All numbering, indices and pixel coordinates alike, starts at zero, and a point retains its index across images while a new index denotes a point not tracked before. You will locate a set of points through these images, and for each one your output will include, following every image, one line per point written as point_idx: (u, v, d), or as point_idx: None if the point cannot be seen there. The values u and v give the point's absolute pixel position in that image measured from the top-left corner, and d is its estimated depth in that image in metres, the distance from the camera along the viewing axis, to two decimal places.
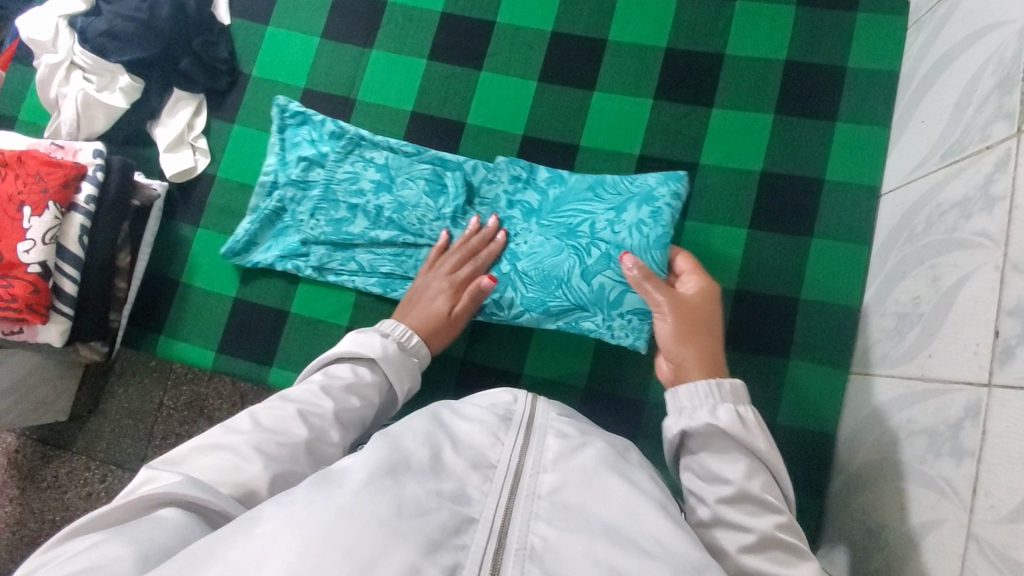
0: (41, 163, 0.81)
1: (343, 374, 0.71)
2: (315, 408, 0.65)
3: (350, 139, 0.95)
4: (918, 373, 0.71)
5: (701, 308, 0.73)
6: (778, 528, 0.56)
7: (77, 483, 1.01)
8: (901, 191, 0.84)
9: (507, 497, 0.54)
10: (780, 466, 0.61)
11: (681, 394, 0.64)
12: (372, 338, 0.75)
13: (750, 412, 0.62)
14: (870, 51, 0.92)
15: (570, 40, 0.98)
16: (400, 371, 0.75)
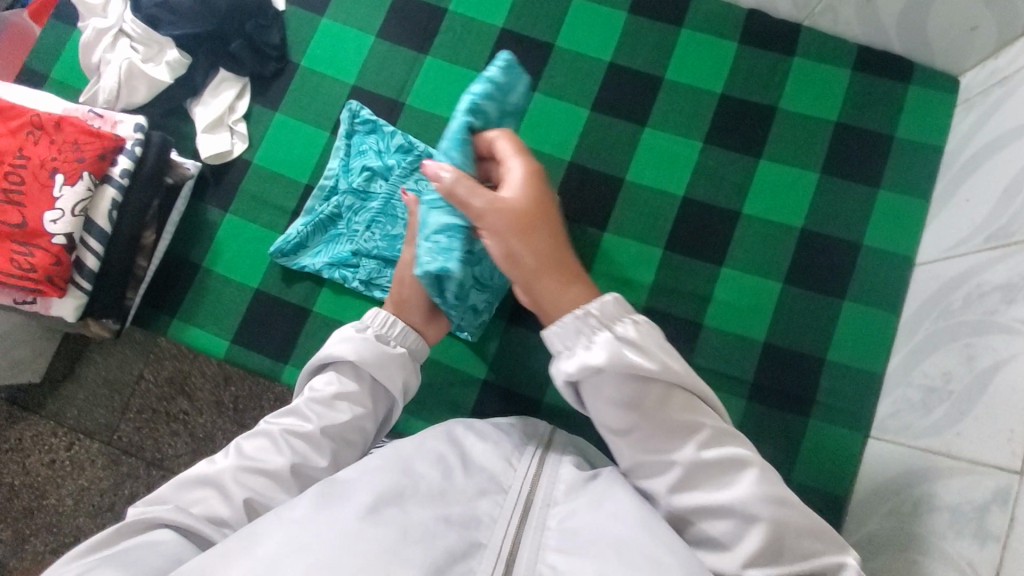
0: (80, 131, 0.78)
1: (326, 385, 0.71)
2: (301, 428, 0.68)
3: (418, 154, 0.93)
4: (942, 449, 0.72)
5: (531, 205, 0.57)
6: (702, 446, 0.55)
7: (40, 449, 0.97)
8: (937, 265, 0.85)
9: (516, 525, 0.58)
10: (687, 374, 0.56)
11: (552, 337, 0.56)
12: (348, 340, 0.71)
13: (634, 330, 0.55)
14: (919, 123, 0.93)
15: (627, 73, 0.98)
16: (387, 368, 0.71)
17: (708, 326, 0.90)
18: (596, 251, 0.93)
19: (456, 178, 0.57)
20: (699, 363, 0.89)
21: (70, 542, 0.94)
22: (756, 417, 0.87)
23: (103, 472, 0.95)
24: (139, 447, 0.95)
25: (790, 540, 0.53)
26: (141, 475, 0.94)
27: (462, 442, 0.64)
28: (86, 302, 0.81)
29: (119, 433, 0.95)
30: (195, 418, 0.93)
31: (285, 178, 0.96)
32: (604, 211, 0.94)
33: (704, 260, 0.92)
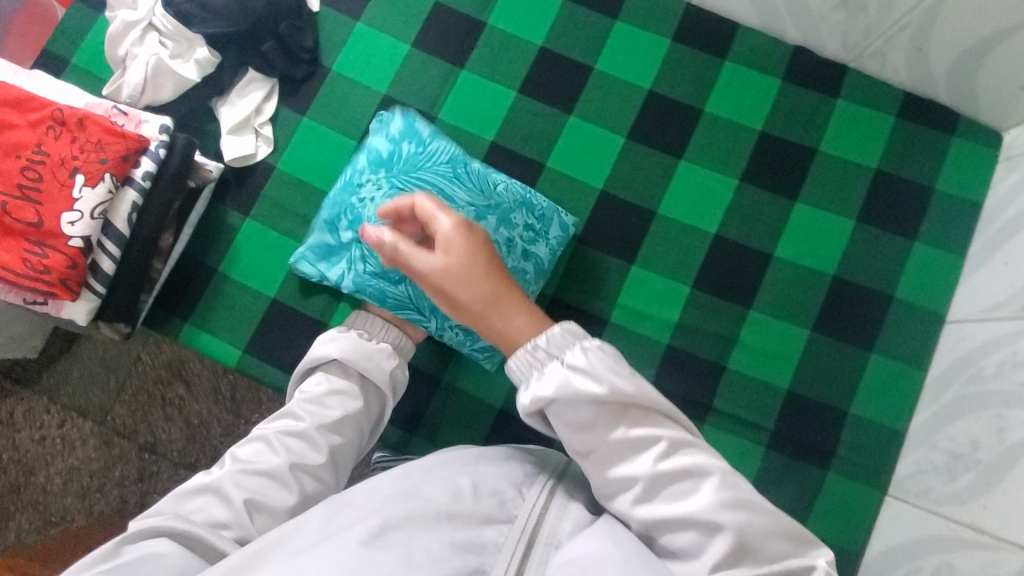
0: (103, 130, 0.75)
1: (317, 387, 0.76)
2: (295, 427, 0.72)
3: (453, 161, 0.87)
4: (966, 519, 0.70)
5: (475, 265, 0.54)
6: (661, 460, 0.51)
7: (32, 424, 0.96)
8: (969, 326, 0.83)
9: (518, 560, 0.55)
10: (644, 389, 0.52)
11: (514, 374, 0.53)
12: (332, 339, 0.78)
13: (585, 355, 0.52)
14: (958, 177, 0.92)
15: (666, 102, 0.96)
16: (373, 362, 0.76)
17: (731, 369, 0.88)
18: (623, 284, 0.91)
19: (392, 241, 0.55)
20: (719, 407, 0.87)
21: (55, 521, 0.95)
22: (773, 465, 0.86)
23: (94, 453, 0.95)
24: (132, 431, 0.95)
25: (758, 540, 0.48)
26: (132, 457, 0.94)
27: (477, 466, 0.61)
28: (98, 305, 0.79)
29: (113, 414, 0.94)
30: (190, 406, 0.93)
31: (308, 185, 0.93)
32: (634, 243, 0.92)
33: (733, 301, 0.90)
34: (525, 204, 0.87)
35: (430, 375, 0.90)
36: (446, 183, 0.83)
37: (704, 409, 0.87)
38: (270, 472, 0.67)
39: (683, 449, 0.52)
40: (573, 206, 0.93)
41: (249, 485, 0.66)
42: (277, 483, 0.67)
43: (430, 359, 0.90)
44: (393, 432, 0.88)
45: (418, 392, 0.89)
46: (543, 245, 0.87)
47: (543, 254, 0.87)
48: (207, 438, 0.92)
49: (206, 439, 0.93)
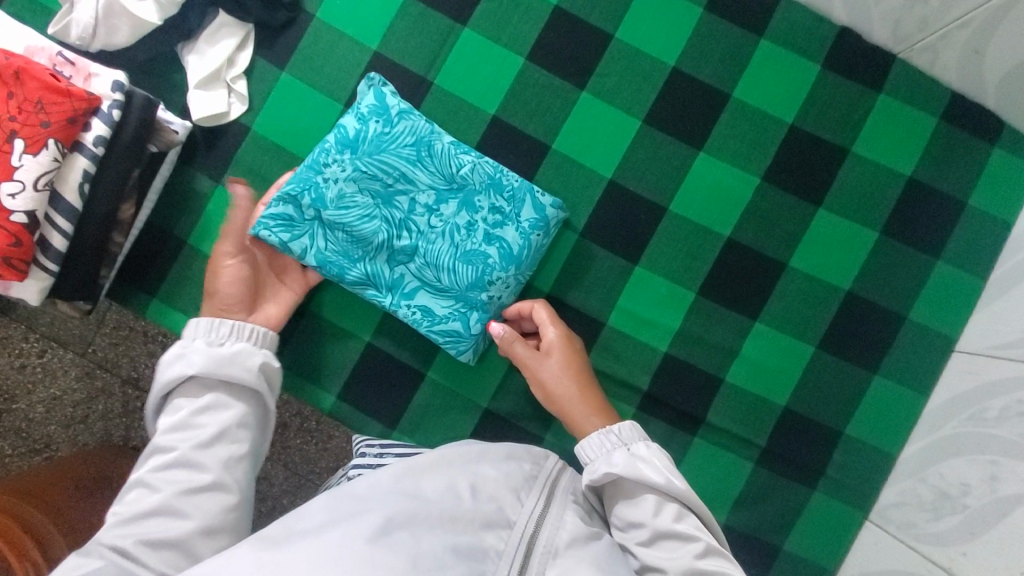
0: (44, 86, 0.65)
1: (180, 408, 0.62)
2: (165, 459, 0.59)
3: (421, 141, 0.80)
4: (944, 563, 0.70)
5: (573, 369, 0.77)
6: (698, 558, 0.60)
7: (6, 354, 0.86)
8: (979, 360, 0.79)
9: (516, 568, 0.56)
10: (688, 493, 0.64)
11: (585, 446, 0.69)
12: (190, 350, 0.64)
13: (645, 450, 0.67)
14: (995, 194, 0.85)
15: (690, 84, 0.86)
16: (237, 365, 0.64)
17: (729, 383, 0.85)
18: (625, 285, 0.85)
19: (510, 337, 0.77)
20: (712, 421, 0.85)
21: (39, 449, 0.86)
22: (762, 482, 0.85)
23: (76, 384, 0.86)
24: (112, 363, 0.86)
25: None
26: (114, 391, 0.86)
27: (474, 466, 0.60)
28: (51, 283, 0.71)
29: (94, 347, 0.85)
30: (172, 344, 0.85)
31: (287, 152, 0.83)
32: (640, 242, 0.85)
33: (739, 311, 0.85)
34: (493, 185, 0.80)
35: (414, 369, 0.85)
36: (408, 165, 0.79)
37: (696, 421, 0.85)
38: (153, 513, 0.56)
39: (717, 555, 0.61)
40: (578, 196, 0.85)
41: (138, 532, 0.55)
42: (167, 523, 0.56)
43: (414, 352, 0.85)
44: (374, 426, 0.84)
45: (401, 386, 0.85)
46: (511, 228, 0.79)
47: (510, 239, 0.78)
48: None
49: None
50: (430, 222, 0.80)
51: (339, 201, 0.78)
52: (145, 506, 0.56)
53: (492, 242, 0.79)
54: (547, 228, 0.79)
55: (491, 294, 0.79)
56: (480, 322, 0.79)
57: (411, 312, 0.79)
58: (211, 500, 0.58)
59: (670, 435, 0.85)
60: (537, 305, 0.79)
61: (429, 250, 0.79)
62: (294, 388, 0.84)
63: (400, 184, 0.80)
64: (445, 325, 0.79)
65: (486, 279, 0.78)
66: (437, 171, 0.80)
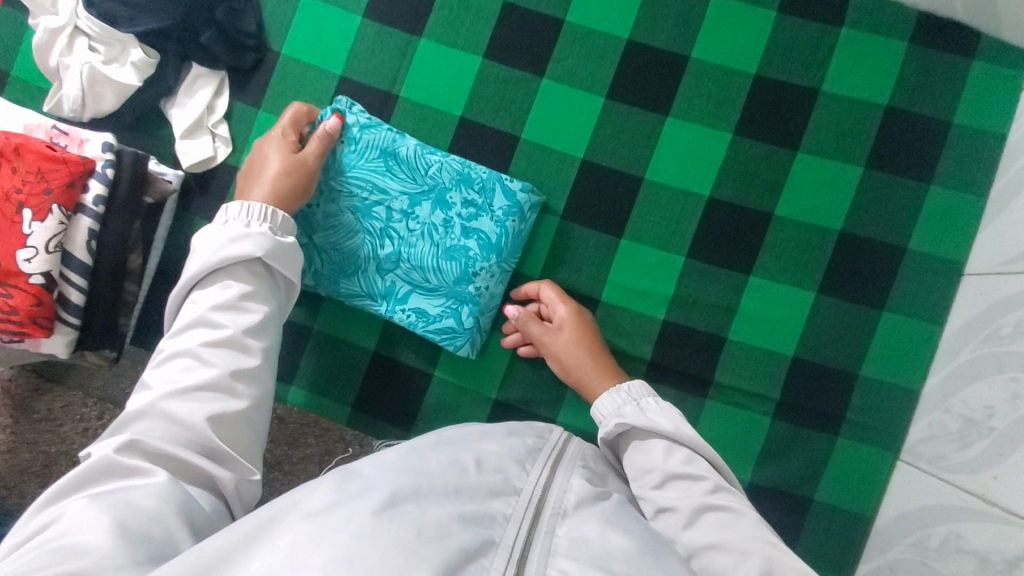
0: (41, 157, 0.72)
1: (225, 293, 0.66)
2: (218, 337, 0.64)
3: (387, 152, 0.83)
4: (976, 489, 0.67)
5: (587, 337, 0.82)
6: (710, 496, 0.64)
7: (72, 419, 0.93)
8: (988, 280, 0.77)
9: (526, 530, 0.56)
10: (697, 440, 0.69)
11: (602, 405, 0.76)
12: (243, 233, 0.68)
13: (654, 404, 0.73)
14: (980, 108, 0.82)
15: (648, 53, 0.86)
16: (285, 260, 0.70)
17: (732, 340, 0.84)
18: (612, 258, 0.86)
19: (524, 318, 0.83)
20: (721, 381, 0.84)
21: None
22: (784, 436, 0.83)
23: None
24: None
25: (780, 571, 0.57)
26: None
27: (477, 445, 0.62)
28: (77, 335, 0.77)
29: None
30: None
31: None
32: (622, 214, 0.86)
33: (731, 268, 0.85)
34: (462, 180, 0.82)
35: (421, 370, 0.87)
36: (379, 177, 0.83)
37: (705, 383, 0.85)
38: (209, 385, 0.61)
39: (728, 495, 0.65)
40: (554, 180, 0.87)
41: (198, 403, 0.60)
42: (221, 395, 0.61)
43: (419, 354, 0.88)
44: (392, 431, 0.87)
45: (412, 389, 0.87)
46: (486, 218, 0.81)
47: (487, 229, 0.81)
48: None
49: None
50: (409, 226, 0.82)
51: (326, 222, 0.83)
52: (201, 379, 0.61)
53: (471, 235, 0.82)
54: (522, 213, 0.81)
55: (478, 285, 0.81)
56: (472, 316, 0.82)
57: (407, 315, 0.82)
58: (257, 382, 0.64)
59: (681, 400, 0.85)
60: (543, 285, 0.85)
61: (410, 252, 0.82)
62: (314, 405, 0.88)
63: (374, 196, 0.83)
64: (439, 322, 0.82)
65: (471, 272, 0.81)
66: (408, 177, 0.83)
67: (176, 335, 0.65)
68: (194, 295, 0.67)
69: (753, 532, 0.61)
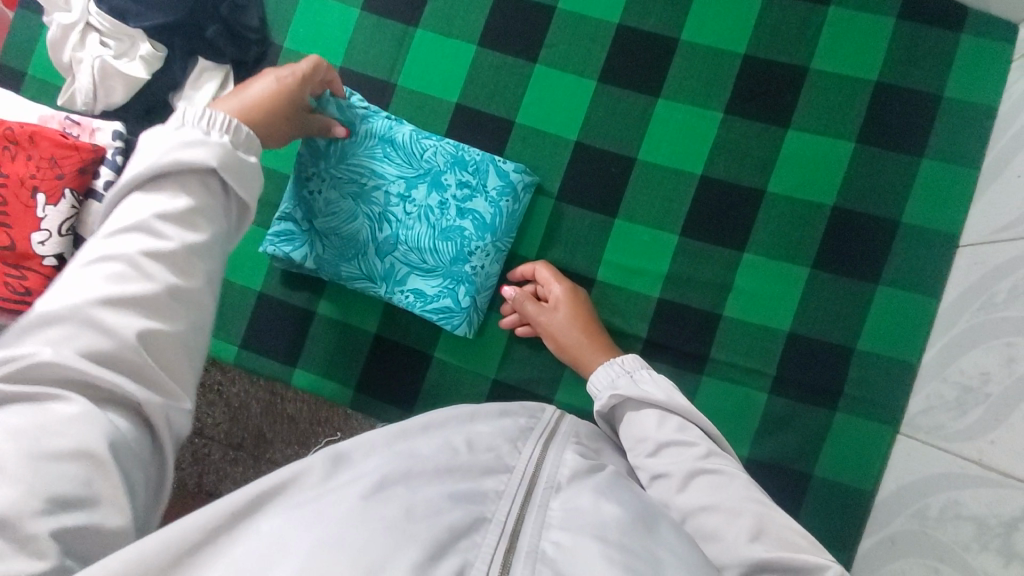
0: (55, 144, 0.75)
1: (171, 201, 0.56)
2: (157, 249, 0.54)
3: (383, 138, 0.86)
4: (974, 456, 0.67)
5: (582, 315, 0.83)
6: (703, 460, 0.65)
7: None
8: (983, 249, 0.77)
9: (522, 500, 0.56)
10: (689, 409, 0.70)
11: (599, 376, 0.77)
12: (200, 142, 0.57)
13: (648, 377, 0.74)
14: (970, 81, 0.83)
15: (638, 37, 0.88)
16: (246, 180, 0.59)
17: (727, 316, 0.85)
18: (606, 238, 0.87)
19: (520, 298, 0.85)
20: (717, 356, 0.85)
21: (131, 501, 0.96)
22: (782, 411, 0.84)
23: None
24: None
25: (773, 526, 0.58)
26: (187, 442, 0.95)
27: (470, 424, 0.63)
28: None
29: None
30: (227, 389, 0.92)
31: (277, 173, 0.91)
32: (616, 195, 0.87)
33: (724, 244, 0.85)
34: (456, 163, 0.85)
35: (420, 351, 0.89)
36: (375, 162, 0.85)
37: (701, 359, 0.85)
38: (142, 305, 0.52)
39: (721, 460, 0.65)
40: (549, 162, 0.89)
41: (129, 317, 0.52)
42: (155, 314, 0.53)
43: (419, 336, 0.89)
44: (393, 412, 0.89)
45: (411, 371, 0.89)
46: (480, 199, 0.84)
47: (481, 209, 0.84)
48: (250, 418, 0.92)
49: (249, 419, 0.92)
50: (405, 210, 0.85)
51: (325, 208, 0.85)
52: (134, 291, 0.52)
53: (465, 216, 0.84)
54: (515, 193, 0.84)
55: (474, 265, 0.84)
56: (469, 295, 0.84)
57: (406, 297, 0.85)
58: (196, 305, 0.56)
59: (677, 377, 0.85)
60: (538, 266, 0.87)
61: (406, 234, 0.84)
62: (318, 387, 0.90)
63: (372, 181, 0.85)
64: (438, 303, 0.84)
65: (466, 251, 0.84)
66: (404, 162, 0.85)
67: (105, 235, 0.55)
68: (134, 193, 0.57)
69: (746, 497, 0.61)
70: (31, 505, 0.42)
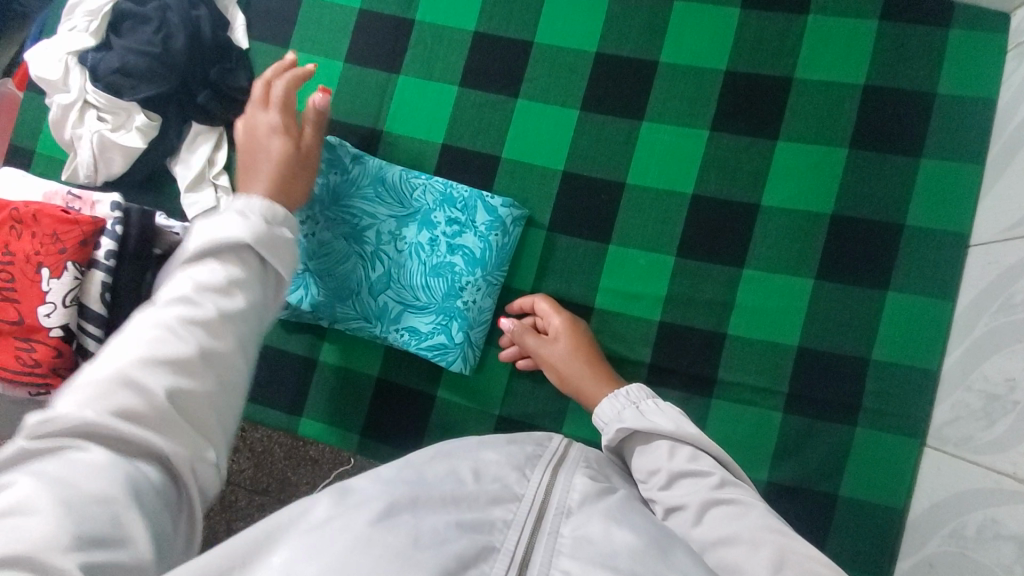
0: (56, 221, 0.78)
1: (210, 272, 0.54)
2: (188, 315, 0.51)
3: (374, 179, 0.87)
4: (1008, 469, 0.62)
5: (583, 347, 0.82)
6: (719, 489, 0.62)
7: None
8: (995, 248, 0.74)
9: (530, 534, 0.51)
10: (699, 437, 0.67)
11: (605, 410, 0.74)
12: (237, 218, 0.56)
13: (656, 405, 0.72)
14: (964, 75, 0.81)
15: (617, 62, 0.88)
16: (279, 251, 0.58)
17: (732, 336, 0.83)
18: (602, 265, 0.86)
19: (520, 332, 0.84)
20: (726, 378, 0.82)
21: None
22: (798, 430, 0.80)
23: None
24: None
25: (793, 556, 0.54)
26: None
27: (476, 453, 0.58)
28: None
29: None
30: (250, 435, 0.92)
31: None
32: (607, 221, 0.87)
33: (722, 262, 0.83)
34: (445, 200, 0.86)
35: (424, 392, 0.89)
36: (367, 202, 0.86)
37: (709, 382, 0.83)
38: (170, 369, 0.49)
39: (738, 489, 0.62)
40: (538, 193, 0.88)
41: (159, 379, 0.48)
42: (188, 376, 0.49)
43: (422, 377, 0.89)
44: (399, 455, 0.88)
45: (417, 411, 0.88)
46: (470, 234, 0.84)
47: (471, 244, 0.84)
48: (274, 463, 0.92)
49: (272, 464, 0.92)
50: (397, 248, 0.85)
51: (319, 250, 0.86)
52: (166, 354, 0.49)
53: (455, 251, 0.85)
54: (504, 227, 0.84)
55: (466, 299, 0.84)
56: (461, 330, 0.84)
57: (400, 334, 0.85)
58: (227, 370, 0.52)
59: (686, 402, 0.83)
60: (537, 299, 0.86)
61: (399, 273, 0.85)
62: (324, 435, 0.90)
63: (365, 221, 0.86)
64: (432, 340, 0.84)
65: (457, 286, 0.84)
66: (396, 201, 0.86)
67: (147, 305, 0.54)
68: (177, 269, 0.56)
69: (766, 526, 0.58)
70: (61, 537, 0.38)
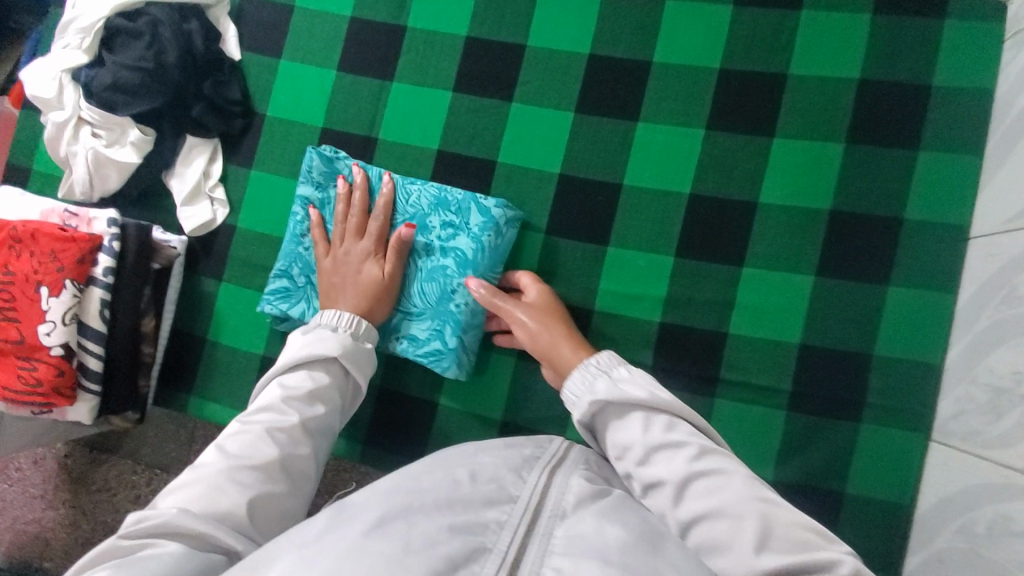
0: (53, 239, 0.78)
1: (302, 382, 0.68)
2: (280, 421, 0.63)
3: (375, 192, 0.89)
4: (1020, 465, 0.62)
5: (557, 319, 0.81)
6: (698, 460, 0.59)
7: (126, 485, 1.01)
8: (996, 239, 0.73)
9: (524, 534, 0.50)
10: (677, 406, 0.65)
11: (575, 380, 0.70)
12: (328, 336, 0.73)
13: (629, 373, 0.69)
14: (960, 65, 0.80)
15: (610, 63, 0.88)
16: (355, 367, 0.73)
17: (733, 334, 0.82)
18: (601, 266, 0.86)
19: (492, 292, 0.82)
20: (728, 377, 0.82)
21: None
22: (802, 428, 0.80)
23: None
24: None
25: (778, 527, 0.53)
26: None
27: (471, 457, 0.58)
28: (98, 402, 0.84)
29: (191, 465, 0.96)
30: None
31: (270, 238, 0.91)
32: (605, 223, 0.86)
33: (721, 261, 0.83)
34: (440, 204, 0.86)
35: (425, 399, 0.88)
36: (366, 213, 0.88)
37: (711, 381, 0.82)
38: (259, 469, 0.58)
39: (719, 458, 0.60)
40: (534, 197, 0.88)
41: (250, 480, 0.57)
42: (268, 479, 0.58)
43: (423, 384, 0.89)
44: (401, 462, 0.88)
45: (419, 419, 0.88)
46: (463, 236, 0.84)
47: (463, 246, 0.84)
48: None
49: None
50: None
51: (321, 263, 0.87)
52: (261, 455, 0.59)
53: (448, 254, 0.85)
54: (498, 228, 0.83)
55: (459, 302, 0.83)
56: (455, 334, 0.83)
57: (400, 342, 0.86)
58: (299, 477, 0.62)
59: (688, 401, 0.82)
60: (521, 274, 0.85)
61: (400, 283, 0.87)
62: None
63: None
64: (428, 346, 0.84)
65: (450, 290, 0.84)
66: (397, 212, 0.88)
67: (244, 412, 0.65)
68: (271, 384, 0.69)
69: (750, 497, 0.56)
70: None
